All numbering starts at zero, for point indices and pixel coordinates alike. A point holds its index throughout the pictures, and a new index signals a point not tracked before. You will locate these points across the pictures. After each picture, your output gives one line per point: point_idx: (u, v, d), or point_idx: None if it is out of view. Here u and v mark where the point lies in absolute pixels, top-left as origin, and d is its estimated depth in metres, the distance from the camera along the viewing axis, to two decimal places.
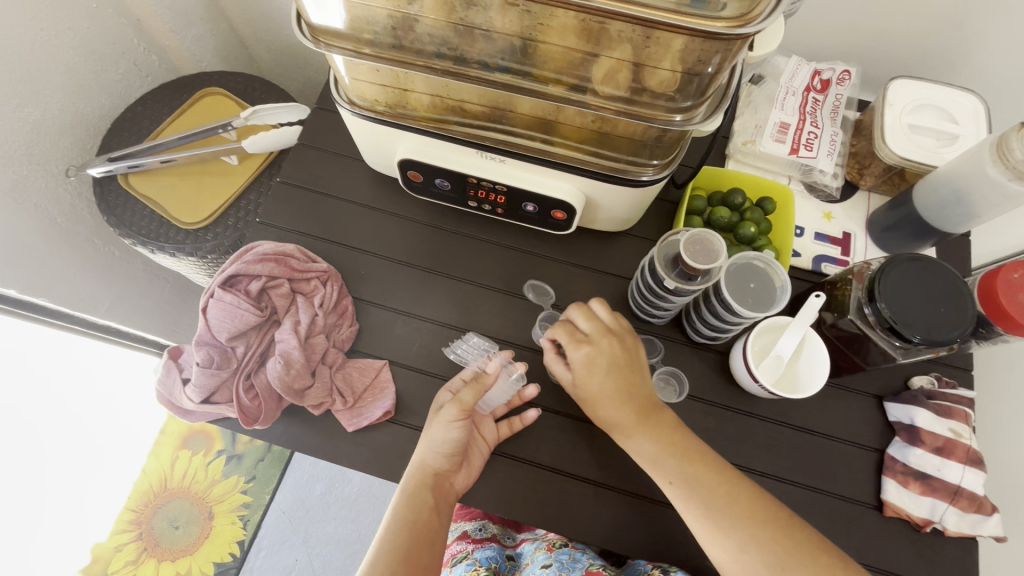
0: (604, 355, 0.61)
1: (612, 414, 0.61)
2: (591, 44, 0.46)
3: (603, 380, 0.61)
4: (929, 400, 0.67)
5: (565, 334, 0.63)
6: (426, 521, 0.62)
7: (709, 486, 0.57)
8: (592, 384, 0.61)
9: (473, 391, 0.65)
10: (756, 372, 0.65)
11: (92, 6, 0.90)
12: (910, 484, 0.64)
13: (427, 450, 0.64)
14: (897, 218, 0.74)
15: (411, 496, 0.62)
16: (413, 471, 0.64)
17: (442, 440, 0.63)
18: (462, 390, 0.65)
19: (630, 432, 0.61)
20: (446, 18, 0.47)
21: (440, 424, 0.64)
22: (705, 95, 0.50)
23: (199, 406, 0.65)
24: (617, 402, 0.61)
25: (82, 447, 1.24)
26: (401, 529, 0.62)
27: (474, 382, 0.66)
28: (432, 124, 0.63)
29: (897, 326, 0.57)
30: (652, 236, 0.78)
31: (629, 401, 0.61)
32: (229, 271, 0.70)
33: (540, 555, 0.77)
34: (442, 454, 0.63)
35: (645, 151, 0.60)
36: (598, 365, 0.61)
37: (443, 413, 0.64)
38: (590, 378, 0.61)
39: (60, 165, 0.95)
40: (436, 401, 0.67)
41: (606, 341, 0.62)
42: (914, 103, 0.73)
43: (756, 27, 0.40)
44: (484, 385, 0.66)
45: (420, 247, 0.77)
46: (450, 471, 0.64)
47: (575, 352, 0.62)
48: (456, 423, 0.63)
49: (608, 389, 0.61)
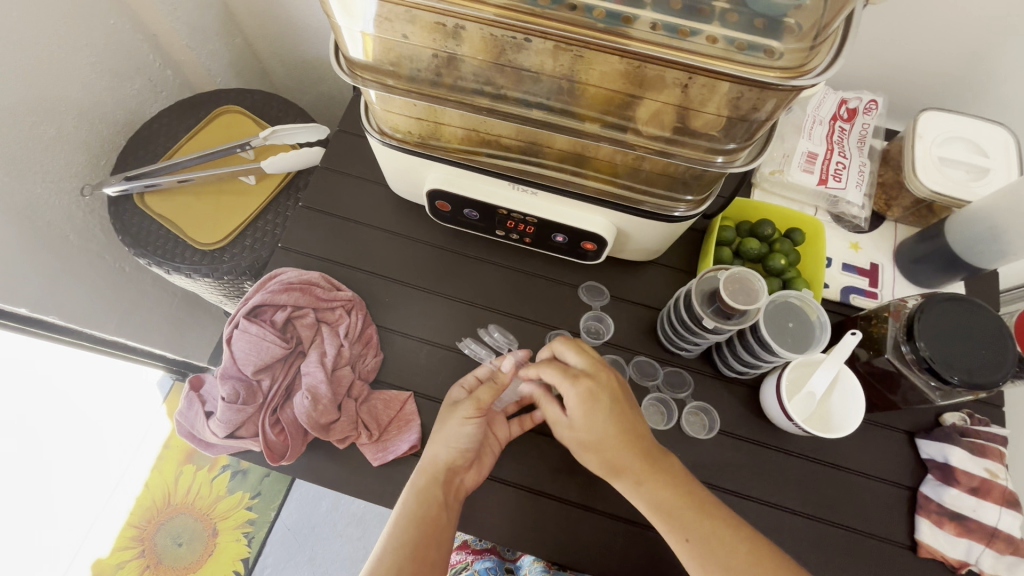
0: (604, 390, 0.59)
1: (615, 458, 0.58)
2: (636, 87, 0.45)
3: (605, 419, 0.58)
4: (962, 438, 0.66)
5: (557, 372, 0.60)
6: (434, 517, 0.60)
7: (730, 546, 0.54)
8: (594, 425, 0.59)
9: (490, 391, 0.65)
10: (790, 408, 0.64)
11: (109, 23, 0.89)
12: (946, 525, 0.63)
13: (438, 448, 0.63)
14: (926, 251, 0.74)
15: (422, 492, 0.61)
16: (426, 466, 0.62)
17: (456, 437, 0.63)
18: (479, 390, 0.65)
19: (638, 478, 0.57)
20: (491, 58, 0.47)
21: (455, 420, 0.64)
22: (751, 138, 0.50)
23: (222, 440, 0.64)
24: (623, 443, 0.58)
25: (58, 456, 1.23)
26: (408, 523, 0.59)
27: (490, 382, 0.66)
28: (463, 155, 0.62)
29: (936, 366, 0.57)
30: (679, 266, 0.77)
31: (632, 442, 0.58)
32: (253, 301, 0.69)
33: (535, 569, 0.77)
34: (453, 449, 0.63)
35: (682, 186, 0.59)
36: (598, 402, 0.59)
37: (458, 410, 0.64)
38: (592, 419, 0.58)
39: (74, 183, 0.93)
40: (449, 397, 0.67)
41: (604, 376, 0.60)
42: (945, 135, 0.73)
43: (811, 80, 0.40)
44: (500, 384, 0.66)
45: (444, 274, 0.76)
46: (461, 468, 0.63)
47: (572, 393, 0.59)
48: (471, 419, 0.63)
49: (613, 430, 0.58)
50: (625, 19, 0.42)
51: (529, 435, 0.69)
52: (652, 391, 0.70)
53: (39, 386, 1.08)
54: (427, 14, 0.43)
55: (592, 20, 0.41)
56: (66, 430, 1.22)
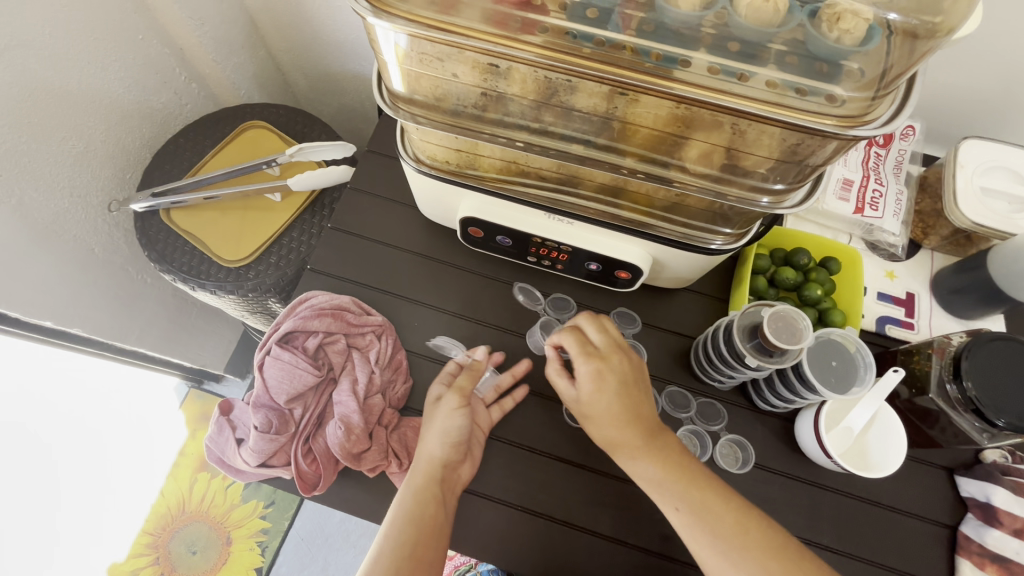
0: (613, 372, 0.61)
1: (614, 435, 0.60)
2: (684, 128, 0.44)
3: (609, 398, 0.60)
4: (1004, 477, 0.64)
5: (576, 346, 0.63)
6: (431, 516, 0.60)
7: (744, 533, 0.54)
8: (598, 400, 0.60)
9: (470, 377, 0.68)
10: (828, 444, 0.63)
11: (138, 37, 0.88)
12: (988, 567, 0.62)
13: (432, 443, 0.64)
14: (966, 282, 0.72)
15: (419, 490, 0.61)
16: (422, 466, 0.63)
17: (446, 429, 0.64)
18: (459, 378, 0.68)
19: (634, 454, 0.59)
20: (538, 96, 0.46)
21: (442, 413, 0.65)
22: (800, 181, 0.49)
23: (253, 469, 0.64)
24: (622, 420, 0.60)
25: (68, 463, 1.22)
26: (405, 525, 0.59)
27: (469, 369, 0.69)
28: (498, 184, 0.62)
29: (982, 408, 0.56)
30: (711, 293, 0.76)
31: (635, 423, 0.60)
32: (285, 328, 0.69)
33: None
34: (447, 443, 0.64)
35: (722, 220, 0.58)
36: (607, 381, 0.61)
37: (443, 403, 0.66)
38: (597, 395, 0.60)
39: (101, 198, 0.93)
40: (429, 394, 0.69)
41: (617, 359, 0.62)
42: (987, 165, 0.72)
43: (871, 130, 0.39)
44: (477, 370, 0.69)
45: (474, 299, 0.76)
46: (456, 462, 0.64)
47: (585, 366, 0.61)
48: (457, 410, 0.65)
49: (620, 405, 0.60)
50: (680, 62, 0.41)
51: (558, 464, 0.68)
52: (686, 422, 0.69)
53: (59, 389, 1.10)
54: (477, 55, 0.43)
55: (647, 64, 0.41)
56: (80, 439, 1.22)
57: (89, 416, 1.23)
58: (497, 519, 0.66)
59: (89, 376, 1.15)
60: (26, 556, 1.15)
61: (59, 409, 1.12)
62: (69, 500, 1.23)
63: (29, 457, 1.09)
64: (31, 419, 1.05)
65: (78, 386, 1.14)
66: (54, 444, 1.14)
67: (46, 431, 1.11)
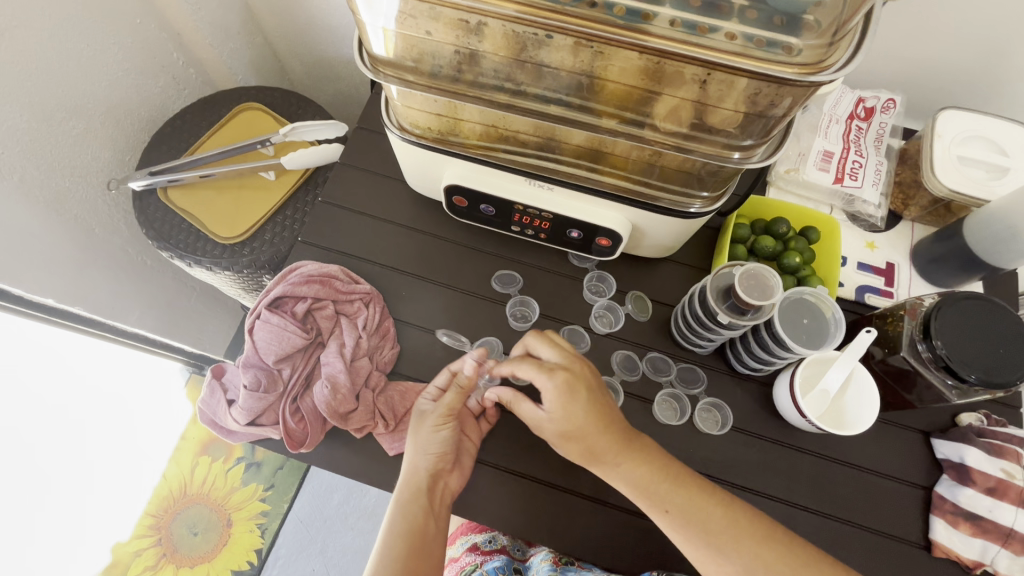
0: (581, 382, 0.58)
1: (594, 443, 0.58)
2: (654, 84, 0.46)
3: (583, 408, 0.58)
4: (979, 438, 0.65)
5: (533, 367, 0.60)
6: (422, 530, 0.61)
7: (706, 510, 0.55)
8: (574, 415, 0.58)
9: (457, 396, 0.65)
10: (803, 405, 0.64)
11: (136, 21, 0.90)
12: (961, 525, 0.63)
13: (417, 457, 0.63)
14: (943, 250, 0.74)
15: (407, 506, 0.62)
16: (407, 481, 0.63)
17: (430, 443, 0.63)
18: (446, 397, 0.65)
19: (612, 453, 0.58)
20: (513, 55, 0.48)
21: (426, 429, 0.64)
22: (768, 135, 0.50)
23: (243, 428, 0.66)
24: (602, 429, 0.58)
25: (73, 443, 1.24)
26: (397, 542, 0.60)
27: (455, 387, 0.66)
28: (481, 151, 0.63)
29: (953, 364, 0.57)
30: (692, 263, 0.78)
31: (611, 426, 0.58)
32: (275, 292, 0.71)
33: (544, 567, 0.74)
34: (432, 455, 0.63)
35: (697, 182, 0.59)
36: (577, 394, 0.58)
37: (427, 419, 0.65)
38: (572, 410, 0.58)
39: (101, 178, 0.95)
40: (416, 408, 0.67)
41: (579, 366, 0.60)
42: (964, 135, 0.73)
43: (829, 75, 0.40)
44: (465, 386, 0.66)
45: (461, 269, 0.77)
46: (444, 472, 0.64)
47: (549, 384, 0.58)
48: (442, 426, 0.64)
49: (593, 415, 0.58)
50: (644, 16, 0.42)
51: None
52: (665, 386, 0.71)
53: (59, 373, 1.12)
54: (451, 11, 0.45)
55: (612, 17, 0.42)
56: (87, 419, 1.25)
57: (94, 398, 1.25)
58: (480, 482, 0.67)
59: (91, 360, 1.17)
60: (28, 536, 1.17)
61: (63, 387, 1.14)
62: (69, 479, 1.25)
63: (33, 437, 1.12)
64: (34, 399, 1.07)
65: (82, 368, 1.16)
66: (57, 422, 1.16)
67: (50, 410, 1.13)
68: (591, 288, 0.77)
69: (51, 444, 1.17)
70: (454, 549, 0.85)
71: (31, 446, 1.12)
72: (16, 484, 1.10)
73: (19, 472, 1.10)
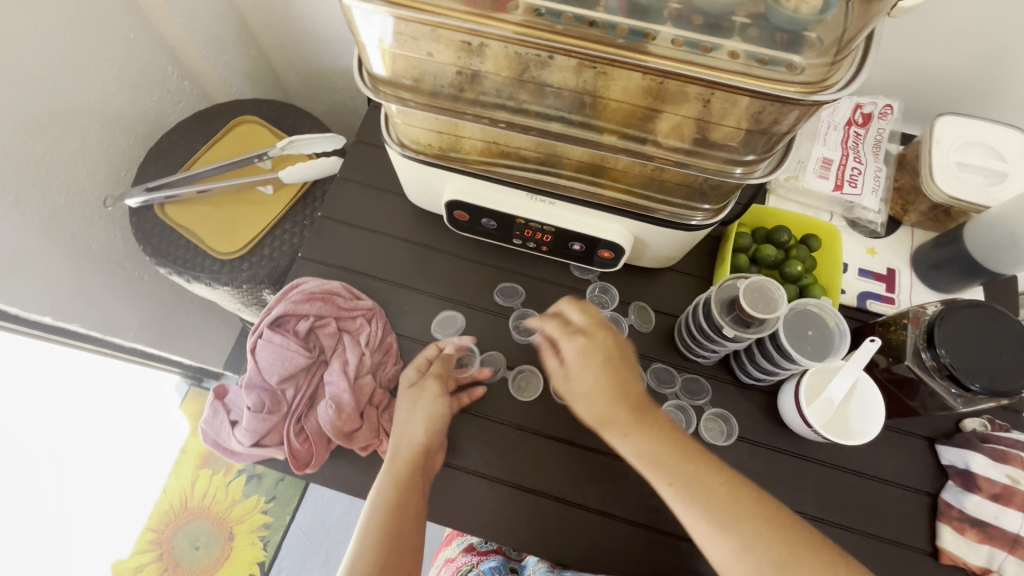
0: (599, 347, 0.63)
1: (603, 411, 0.60)
2: (656, 102, 0.46)
3: (597, 371, 0.62)
4: (983, 444, 0.66)
5: (559, 327, 0.66)
6: (413, 504, 0.61)
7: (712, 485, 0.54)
8: (587, 375, 0.62)
9: (444, 364, 0.70)
10: (808, 415, 0.64)
11: (130, 37, 0.90)
12: (967, 532, 0.63)
13: (416, 429, 0.65)
14: (944, 256, 0.74)
15: (400, 478, 0.62)
16: (404, 452, 0.63)
17: (427, 415, 0.67)
18: (433, 366, 0.70)
19: (625, 430, 0.59)
20: (514, 74, 0.48)
21: (427, 400, 0.68)
22: (770, 151, 0.50)
23: (248, 449, 0.66)
24: (613, 397, 0.60)
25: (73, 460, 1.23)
26: (387, 513, 0.60)
27: (441, 357, 0.71)
28: (482, 167, 0.63)
29: (957, 372, 0.57)
30: (694, 272, 0.78)
31: (622, 397, 0.60)
32: (275, 311, 0.70)
33: (540, 568, 0.75)
34: (429, 428, 0.66)
35: (700, 196, 0.59)
36: (593, 356, 0.63)
37: (425, 390, 0.68)
38: (585, 368, 0.62)
39: (97, 194, 0.94)
40: (404, 380, 0.70)
41: (602, 334, 0.64)
42: (962, 141, 0.73)
43: (831, 95, 0.40)
44: (450, 358, 0.71)
45: (462, 282, 0.77)
46: (435, 450, 0.66)
47: (571, 345, 0.64)
48: (438, 398, 0.68)
49: (602, 380, 0.61)
50: (646, 36, 0.42)
51: (546, 442, 0.69)
52: (670, 397, 0.71)
53: (57, 390, 1.11)
54: (451, 33, 0.45)
55: (614, 37, 0.42)
56: (86, 436, 1.24)
57: (93, 414, 1.24)
58: (487, 496, 0.67)
59: (89, 376, 1.16)
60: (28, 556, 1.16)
61: (60, 405, 1.13)
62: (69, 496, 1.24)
63: (30, 456, 1.10)
64: (32, 418, 1.07)
65: (80, 384, 1.15)
66: (56, 439, 1.15)
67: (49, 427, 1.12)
68: (593, 298, 0.76)
69: (49, 463, 1.16)
70: (450, 549, 0.86)
71: (30, 463, 1.11)
72: (15, 504, 1.09)
73: (18, 491, 1.09)
